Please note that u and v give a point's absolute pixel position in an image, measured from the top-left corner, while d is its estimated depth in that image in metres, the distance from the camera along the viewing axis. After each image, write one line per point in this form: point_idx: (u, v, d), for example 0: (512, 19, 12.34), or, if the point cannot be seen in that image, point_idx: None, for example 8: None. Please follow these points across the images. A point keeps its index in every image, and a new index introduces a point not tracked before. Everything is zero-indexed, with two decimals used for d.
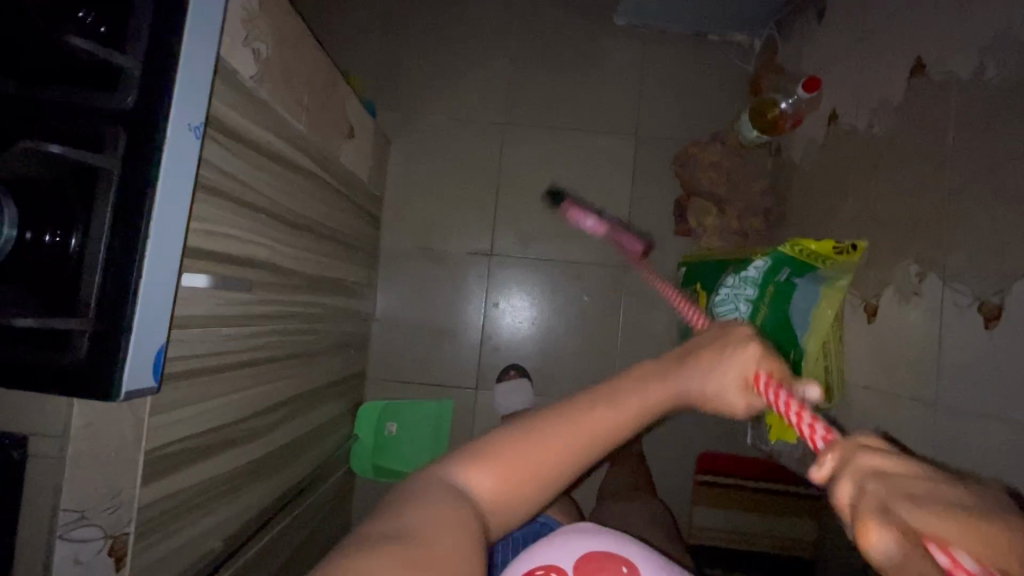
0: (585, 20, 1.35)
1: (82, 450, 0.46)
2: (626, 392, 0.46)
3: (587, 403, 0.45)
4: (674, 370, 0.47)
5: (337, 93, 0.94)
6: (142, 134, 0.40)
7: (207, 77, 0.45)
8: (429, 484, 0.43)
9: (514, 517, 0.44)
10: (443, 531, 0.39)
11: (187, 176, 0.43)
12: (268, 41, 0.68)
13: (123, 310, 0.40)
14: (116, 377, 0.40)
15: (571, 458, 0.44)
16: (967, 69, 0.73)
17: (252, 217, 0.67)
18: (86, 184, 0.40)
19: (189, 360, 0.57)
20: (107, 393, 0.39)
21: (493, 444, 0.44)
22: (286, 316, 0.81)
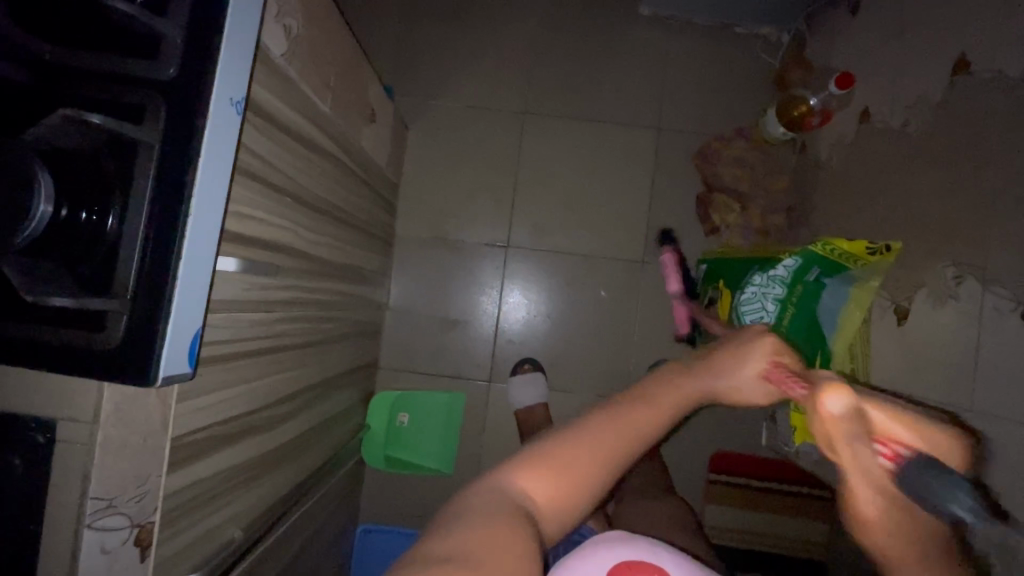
0: (609, 8, 1.32)
1: (112, 435, 0.44)
2: (668, 404, 0.50)
3: (622, 404, 0.50)
4: (699, 366, 0.53)
5: (361, 75, 0.92)
6: (183, 109, 0.39)
7: (250, 49, 0.43)
8: (485, 490, 0.46)
9: (569, 518, 0.47)
10: (498, 531, 0.42)
11: (228, 153, 0.42)
12: (298, 17, 0.66)
13: (161, 293, 0.38)
14: (153, 360, 0.38)
15: (622, 463, 0.48)
16: (1015, 67, 0.71)
17: (278, 200, 0.65)
18: (125, 160, 0.39)
19: (215, 345, 0.56)
20: (143, 376, 0.38)
21: (540, 449, 0.48)
22: (306, 303, 0.79)
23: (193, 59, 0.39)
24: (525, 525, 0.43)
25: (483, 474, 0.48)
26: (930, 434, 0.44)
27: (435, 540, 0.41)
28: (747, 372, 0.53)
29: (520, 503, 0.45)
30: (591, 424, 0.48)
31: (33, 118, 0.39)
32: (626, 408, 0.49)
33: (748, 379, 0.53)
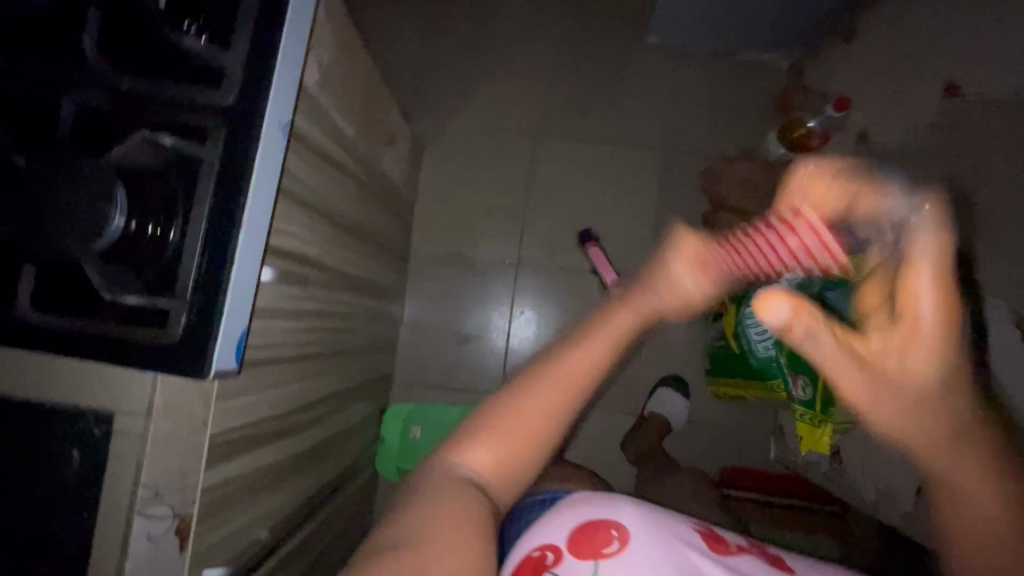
0: (617, 37, 1.39)
1: (162, 427, 0.48)
2: (591, 344, 0.51)
3: (546, 360, 0.51)
4: (631, 292, 0.52)
5: (382, 102, 0.98)
6: (240, 134, 0.44)
7: (296, 76, 0.48)
8: (437, 470, 0.51)
9: (520, 481, 0.52)
10: (449, 511, 0.47)
11: (275, 171, 0.46)
12: (329, 50, 0.72)
13: (216, 292, 0.43)
14: (206, 355, 0.43)
15: (556, 420, 0.51)
16: (1002, 91, 0.75)
17: (308, 217, 0.70)
18: (189, 176, 0.44)
19: (251, 350, 0.60)
20: (197, 371, 0.43)
21: (478, 421, 0.52)
22: (330, 315, 0.84)
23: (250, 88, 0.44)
24: (473, 496, 0.49)
25: (440, 448, 0.53)
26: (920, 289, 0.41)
27: (396, 525, 0.47)
28: (684, 278, 0.51)
29: (467, 477, 0.50)
30: (516, 398, 0.51)
31: (115, 144, 0.45)
32: (542, 371, 0.51)
33: (675, 282, 0.51)
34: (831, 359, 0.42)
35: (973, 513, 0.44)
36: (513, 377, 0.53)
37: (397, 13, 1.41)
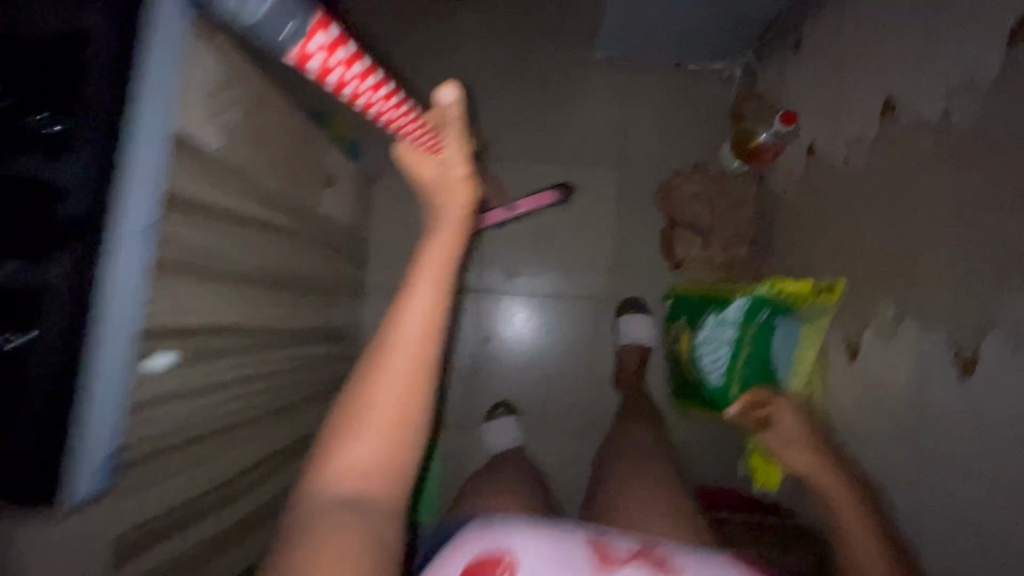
0: (566, 53, 1.35)
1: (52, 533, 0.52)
2: (406, 321, 0.55)
3: (377, 355, 0.54)
4: (412, 273, 0.58)
5: (313, 146, 0.95)
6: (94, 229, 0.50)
7: (159, 149, 0.53)
8: (309, 502, 0.48)
9: (402, 482, 0.51)
10: (330, 541, 0.44)
11: (130, 307, 0.52)
12: (236, 110, 0.69)
13: (78, 372, 0.50)
14: (64, 492, 0.50)
15: (415, 388, 0.54)
16: (935, 112, 0.72)
17: (220, 286, 0.67)
18: (37, 301, 0.50)
19: (153, 439, 0.57)
20: (55, 503, 0.50)
21: (337, 435, 0.51)
22: (263, 376, 0.81)
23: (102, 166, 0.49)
24: (352, 516, 0.46)
25: (304, 478, 0.50)
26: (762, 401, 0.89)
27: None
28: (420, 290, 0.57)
29: (343, 496, 0.48)
30: (369, 384, 0.53)
31: None
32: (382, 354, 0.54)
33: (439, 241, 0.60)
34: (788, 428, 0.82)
35: (859, 536, 0.64)
36: (350, 386, 0.54)
37: None
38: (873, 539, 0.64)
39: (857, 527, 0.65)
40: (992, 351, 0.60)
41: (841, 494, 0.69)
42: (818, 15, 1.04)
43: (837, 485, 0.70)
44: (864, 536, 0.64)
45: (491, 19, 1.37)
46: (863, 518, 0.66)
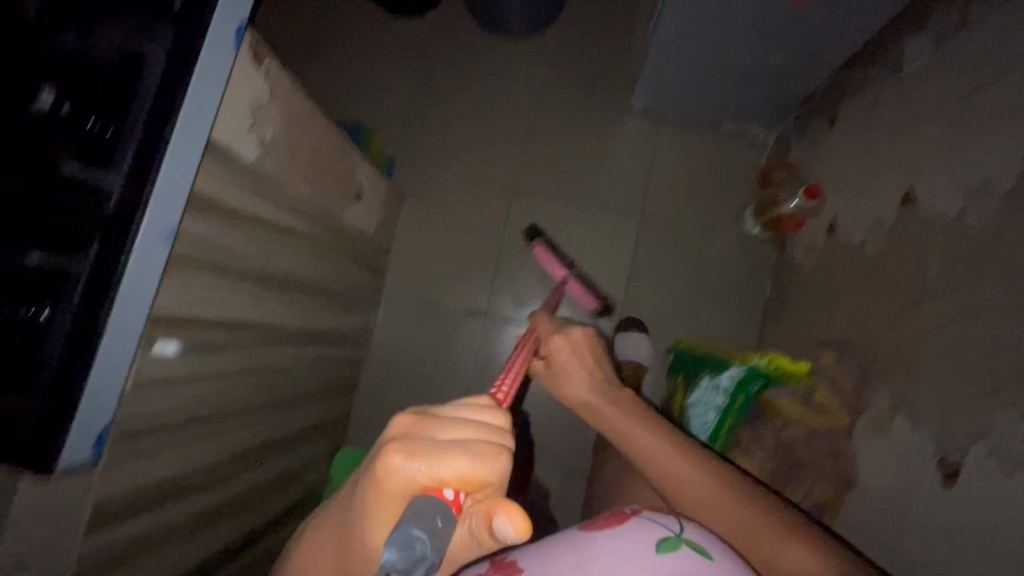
0: (606, 99, 1.39)
1: (84, 412, 0.52)
2: (379, 509, 0.42)
3: (347, 521, 0.45)
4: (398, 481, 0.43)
5: (348, 159, 1.00)
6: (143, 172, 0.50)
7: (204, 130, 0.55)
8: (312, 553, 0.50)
9: None
10: None
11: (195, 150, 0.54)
12: (275, 124, 0.74)
13: (97, 335, 0.51)
14: (101, 323, 0.51)
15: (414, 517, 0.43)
16: (951, 210, 0.73)
17: (238, 281, 0.74)
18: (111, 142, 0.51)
19: (171, 400, 0.66)
20: (88, 339, 0.51)
21: None
22: (264, 367, 0.86)
23: (148, 141, 0.50)
24: None
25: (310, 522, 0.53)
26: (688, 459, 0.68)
27: None
28: (575, 366, 0.83)
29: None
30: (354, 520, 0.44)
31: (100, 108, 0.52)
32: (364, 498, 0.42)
33: (570, 363, 0.84)
34: (688, 468, 0.67)
35: (789, 561, 0.58)
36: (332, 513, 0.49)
37: (388, 58, 1.43)
38: (836, 574, 0.56)
39: (718, 513, 0.64)
40: (987, 463, 0.59)
41: (714, 491, 0.65)
42: (859, 92, 1.04)
43: (698, 479, 0.66)
44: (800, 559, 0.58)
45: (536, 56, 1.41)
46: (737, 497, 0.64)
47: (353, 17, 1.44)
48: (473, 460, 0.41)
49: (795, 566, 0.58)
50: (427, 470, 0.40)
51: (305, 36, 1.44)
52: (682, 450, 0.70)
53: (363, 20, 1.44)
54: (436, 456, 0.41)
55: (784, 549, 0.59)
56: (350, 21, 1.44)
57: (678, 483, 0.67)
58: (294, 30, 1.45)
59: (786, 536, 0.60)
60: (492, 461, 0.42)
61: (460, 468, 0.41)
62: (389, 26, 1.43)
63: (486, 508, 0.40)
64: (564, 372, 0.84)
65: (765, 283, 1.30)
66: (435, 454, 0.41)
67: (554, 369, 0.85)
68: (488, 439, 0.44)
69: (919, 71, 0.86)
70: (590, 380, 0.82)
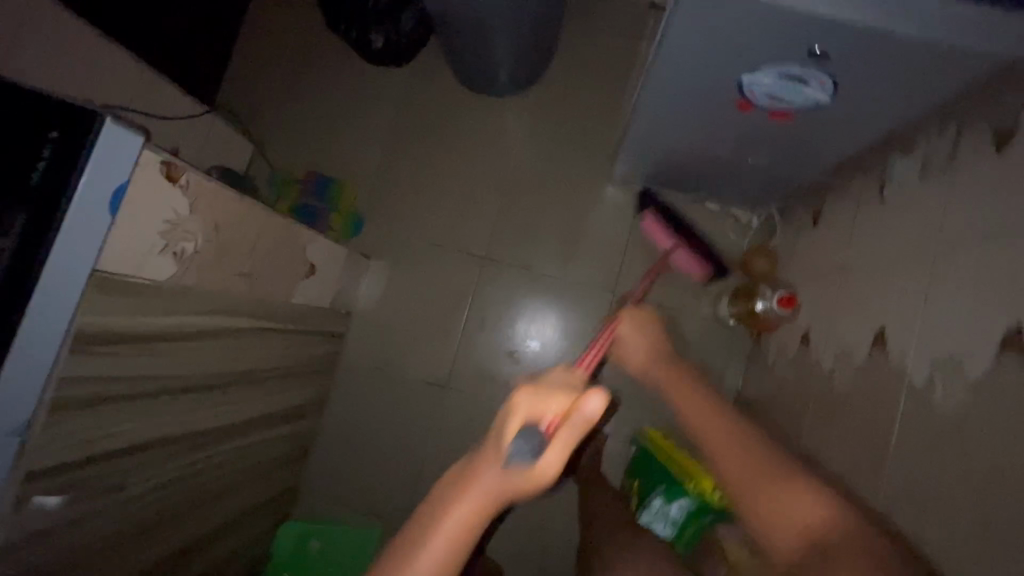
0: (586, 168, 1.33)
1: None
2: (485, 476, 0.49)
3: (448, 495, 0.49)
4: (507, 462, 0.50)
5: (296, 242, 0.95)
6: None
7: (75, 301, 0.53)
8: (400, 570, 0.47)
9: None
10: None
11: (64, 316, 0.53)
12: (199, 236, 0.69)
13: None
14: None
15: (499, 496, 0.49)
16: (919, 375, 0.67)
17: (151, 404, 0.69)
18: None
19: (58, 545, 0.62)
20: None
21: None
22: (189, 474, 0.81)
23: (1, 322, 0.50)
24: None
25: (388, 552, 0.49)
26: (748, 446, 0.62)
27: None
28: (635, 343, 0.89)
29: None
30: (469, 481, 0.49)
31: None
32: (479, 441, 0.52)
33: (602, 344, 0.81)
34: (731, 454, 0.62)
35: (795, 517, 0.54)
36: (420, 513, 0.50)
37: (364, 110, 1.37)
38: (857, 540, 0.50)
39: (740, 461, 0.61)
40: None
41: (749, 458, 0.61)
42: (842, 200, 0.98)
43: (742, 454, 0.62)
44: (819, 515, 0.53)
45: (517, 118, 1.35)
46: (801, 488, 0.56)
47: (329, 64, 1.38)
48: (565, 391, 0.54)
49: (796, 518, 0.54)
50: (550, 400, 0.52)
51: (279, 82, 1.39)
52: (741, 433, 0.64)
53: (340, 69, 1.38)
54: (547, 395, 0.53)
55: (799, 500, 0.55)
56: (326, 69, 1.38)
57: (720, 457, 0.63)
58: (267, 75, 1.39)
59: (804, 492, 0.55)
60: (574, 394, 0.54)
61: (560, 401, 0.53)
62: (366, 77, 1.38)
63: (575, 422, 0.51)
64: (626, 345, 0.90)
65: (739, 374, 1.25)
66: (552, 392, 0.53)
67: (620, 341, 0.91)
68: (570, 383, 0.57)
69: (902, 200, 0.81)
70: (640, 361, 0.80)
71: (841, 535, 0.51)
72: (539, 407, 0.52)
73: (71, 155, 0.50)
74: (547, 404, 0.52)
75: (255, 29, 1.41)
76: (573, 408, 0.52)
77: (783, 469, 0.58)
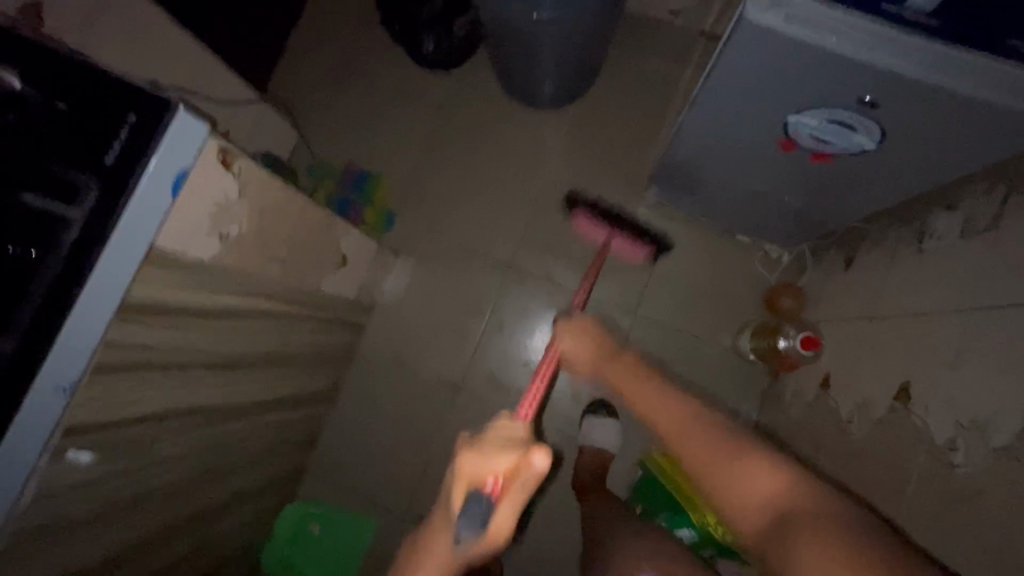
0: (619, 188, 1.34)
1: None
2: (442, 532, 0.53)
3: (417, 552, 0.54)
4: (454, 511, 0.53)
5: (331, 233, 0.98)
6: (55, 310, 0.52)
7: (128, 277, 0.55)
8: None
9: None
10: None
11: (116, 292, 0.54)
12: (243, 220, 0.72)
13: None
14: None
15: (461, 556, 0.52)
16: (941, 435, 0.67)
17: (180, 375, 0.72)
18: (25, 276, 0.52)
19: (81, 502, 0.65)
20: None
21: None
22: (206, 447, 0.84)
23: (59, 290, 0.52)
24: None
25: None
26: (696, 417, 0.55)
27: None
28: (578, 345, 0.80)
29: None
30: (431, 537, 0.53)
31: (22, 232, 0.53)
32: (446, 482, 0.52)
33: (568, 343, 0.81)
34: (680, 426, 0.56)
35: (752, 483, 0.49)
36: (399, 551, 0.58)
37: (407, 111, 1.41)
38: (804, 493, 0.47)
39: (698, 436, 0.54)
40: None
41: (700, 432, 0.54)
42: (877, 247, 0.97)
43: (684, 425, 0.56)
44: (767, 481, 0.48)
45: (555, 132, 1.37)
46: (748, 455, 0.51)
47: (378, 64, 1.42)
48: (510, 445, 0.51)
49: (751, 484, 0.49)
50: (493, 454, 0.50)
51: (328, 77, 1.43)
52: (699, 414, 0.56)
53: (388, 69, 1.42)
54: (487, 449, 0.51)
55: (754, 468, 0.50)
56: (375, 68, 1.42)
57: (664, 422, 0.57)
58: (318, 68, 1.44)
59: (757, 460, 0.50)
60: (517, 449, 0.50)
61: (501, 457, 0.50)
62: (413, 78, 1.41)
63: (520, 478, 0.49)
64: (570, 369, 0.79)
65: (753, 409, 1.23)
66: (490, 449, 0.50)
67: (565, 361, 0.84)
68: (512, 437, 0.52)
69: (939, 255, 0.80)
70: (582, 340, 0.80)
71: (792, 493, 0.47)
72: (479, 465, 0.50)
73: (148, 136, 0.52)
74: (489, 460, 0.50)
75: (311, 24, 1.46)
76: (516, 464, 0.49)
77: (740, 437, 0.52)
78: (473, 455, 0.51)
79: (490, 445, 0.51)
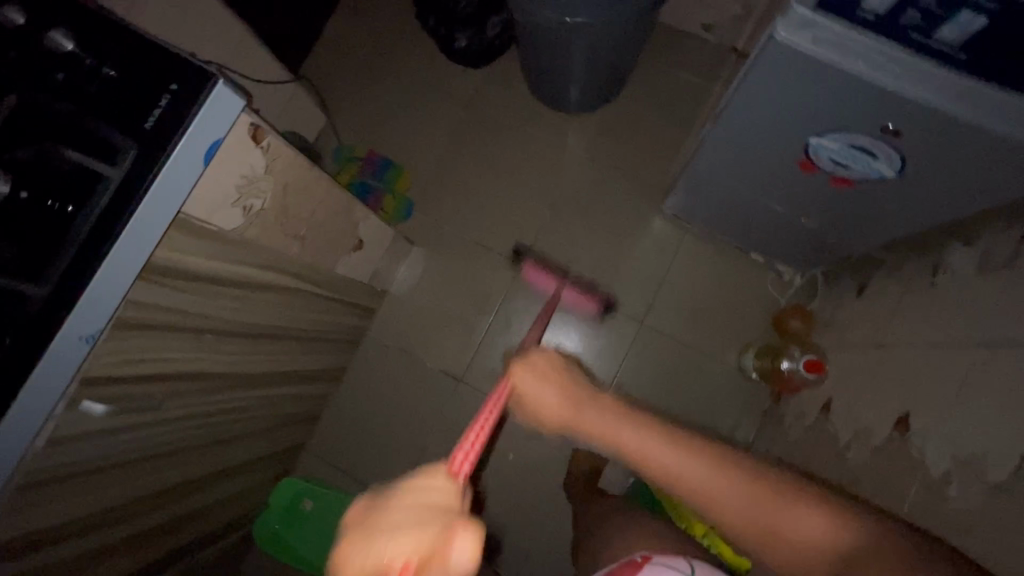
0: (636, 197, 1.34)
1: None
2: None
3: None
4: None
5: (350, 216, 1.00)
6: (87, 262, 0.55)
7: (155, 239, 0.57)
8: None
9: None
10: None
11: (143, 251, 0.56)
12: (268, 195, 0.74)
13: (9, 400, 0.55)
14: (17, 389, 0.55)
15: None
16: (936, 467, 0.67)
17: (196, 339, 0.74)
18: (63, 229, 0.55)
19: (91, 451, 0.67)
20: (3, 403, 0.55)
21: None
22: (213, 412, 0.87)
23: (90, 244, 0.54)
24: None
25: None
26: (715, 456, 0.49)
27: None
28: (545, 387, 0.59)
29: None
30: None
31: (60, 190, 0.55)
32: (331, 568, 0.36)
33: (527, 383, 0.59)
34: (701, 481, 0.49)
35: (800, 533, 0.45)
36: None
37: (435, 103, 1.43)
38: (852, 533, 0.43)
39: (729, 494, 0.48)
40: None
41: (725, 478, 0.48)
42: (891, 277, 0.97)
43: (705, 474, 0.49)
44: (811, 531, 0.45)
45: (578, 137, 1.38)
46: (783, 494, 0.47)
47: (410, 55, 1.45)
48: (418, 524, 0.33)
49: (798, 535, 0.45)
50: (397, 524, 0.34)
51: (360, 65, 1.46)
52: (713, 453, 0.50)
53: (419, 61, 1.44)
54: (383, 534, 0.33)
55: (796, 514, 0.46)
56: (406, 60, 1.44)
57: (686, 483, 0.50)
58: (351, 56, 1.47)
59: (795, 501, 0.46)
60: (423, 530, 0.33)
61: (405, 548, 0.33)
62: (443, 73, 1.43)
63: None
64: (537, 405, 0.59)
65: (752, 428, 1.23)
66: (393, 529, 0.33)
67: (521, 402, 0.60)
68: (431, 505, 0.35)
69: (951, 289, 0.80)
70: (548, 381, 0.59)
71: (844, 532, 0.44)
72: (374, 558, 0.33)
73: (186, 107, 0.54)
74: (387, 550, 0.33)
75: (348, 12, 1.48)
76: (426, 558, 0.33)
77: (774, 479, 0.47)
78: (361, 545, 0.33)
79: (396, 518, 0.34)
